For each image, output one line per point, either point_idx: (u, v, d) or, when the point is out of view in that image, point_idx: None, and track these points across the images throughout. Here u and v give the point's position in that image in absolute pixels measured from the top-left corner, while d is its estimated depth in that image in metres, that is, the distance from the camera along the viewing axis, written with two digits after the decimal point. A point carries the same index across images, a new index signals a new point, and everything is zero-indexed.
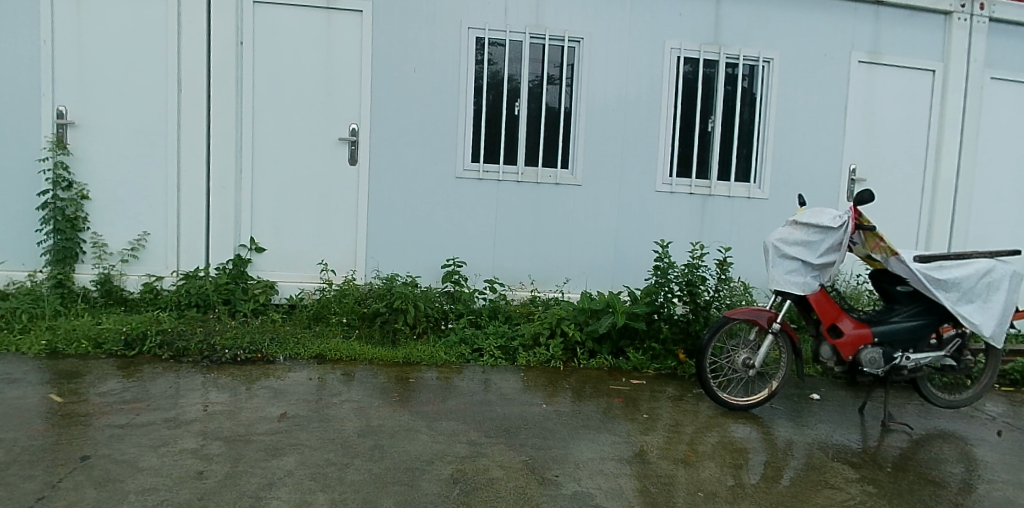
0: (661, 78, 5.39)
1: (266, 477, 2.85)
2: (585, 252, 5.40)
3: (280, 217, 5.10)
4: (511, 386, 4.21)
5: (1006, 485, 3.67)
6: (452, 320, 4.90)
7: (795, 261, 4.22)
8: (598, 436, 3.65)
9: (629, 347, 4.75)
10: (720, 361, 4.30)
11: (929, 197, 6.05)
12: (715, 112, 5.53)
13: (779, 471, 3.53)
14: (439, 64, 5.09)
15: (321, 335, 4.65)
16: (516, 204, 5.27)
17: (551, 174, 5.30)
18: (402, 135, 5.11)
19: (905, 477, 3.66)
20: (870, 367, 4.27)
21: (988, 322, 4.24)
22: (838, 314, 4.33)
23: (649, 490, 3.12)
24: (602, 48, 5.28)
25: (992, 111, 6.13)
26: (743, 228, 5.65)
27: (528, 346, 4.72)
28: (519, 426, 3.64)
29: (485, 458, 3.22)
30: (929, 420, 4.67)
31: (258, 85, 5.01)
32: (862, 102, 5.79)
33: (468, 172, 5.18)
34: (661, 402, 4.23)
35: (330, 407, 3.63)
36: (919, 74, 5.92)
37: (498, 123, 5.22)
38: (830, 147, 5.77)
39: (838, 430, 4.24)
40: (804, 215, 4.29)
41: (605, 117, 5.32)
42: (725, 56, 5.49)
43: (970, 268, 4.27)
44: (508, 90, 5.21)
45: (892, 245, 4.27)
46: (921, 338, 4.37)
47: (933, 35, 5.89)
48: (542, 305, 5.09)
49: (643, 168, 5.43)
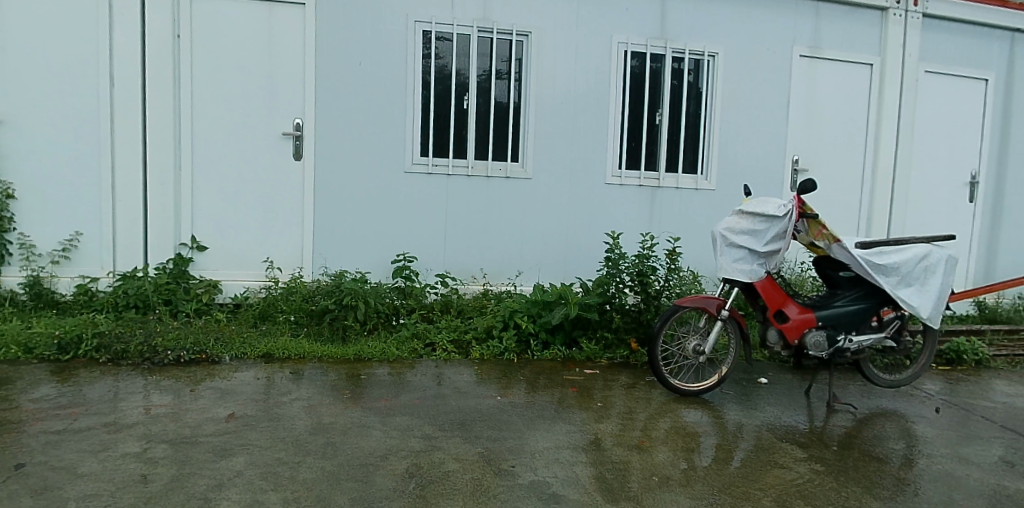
0: (609, 72, 5.44)
1: (214, 478, 2.76)
2: (536, 245, 5.41)
3: (224, 216, 4.97)
4: (465, 380, 4.18)
5: (944, 459, 3.83)
6: (404, 316, 4.84)
7: (742, 249, 4.31)
8: (553, 426, 3.65)
9: (582, 337, 4.77)
10: (671, 349, 4.36)
11: (869, 186, 6.26)
12: (663, 105, 5.61)
13: (730, 453, 3.60)
14: (386, 58, 5.04)
15: (268, 334, 4.55)
16: (466, 199, 5.25)
17: (501, 167, 5.29)
18: (349, 130, 5.03)
19: (850, 455, 3.77)
20: (815, 350, 4.40)
21: (925, 304, 4.41)
22: (784, 300, 4.43)
23: (604, 477, 3.14)
24: (550, 42, 5.30)
25: (925, 104, 6.42)
26: (692, 219, 5.75)
27: (481, 339, 4.71)
28: (474, 419, 3.61)
29: (440, 451, 3.19)
30: (871, 399, 4.83)
31: (199, 81, 4.87)
32: (803, 95, 5.96)
33: (418, 166, 5.15)
34: (615, 390, 4.27)
35: (279, 406, 3.55)
36: (857, 68, 6.12)
37: (447, 118, 5.20)
38: (774, 138, 5.92)
39: (785, 412, 4.34)
40: (750, 205, 4.39)
41: (554, 112, 5.35)
42: (671, 50, 5.57)
43: (908, 252, 4.44)
44: (456, 85, 5.18)
45: (834, 232, 4.39)
46: (864, 321, 4.51)
47: (870, 30, 6.11)
48: (494, 299, 5.08)
49: (592, 161, 5.47)
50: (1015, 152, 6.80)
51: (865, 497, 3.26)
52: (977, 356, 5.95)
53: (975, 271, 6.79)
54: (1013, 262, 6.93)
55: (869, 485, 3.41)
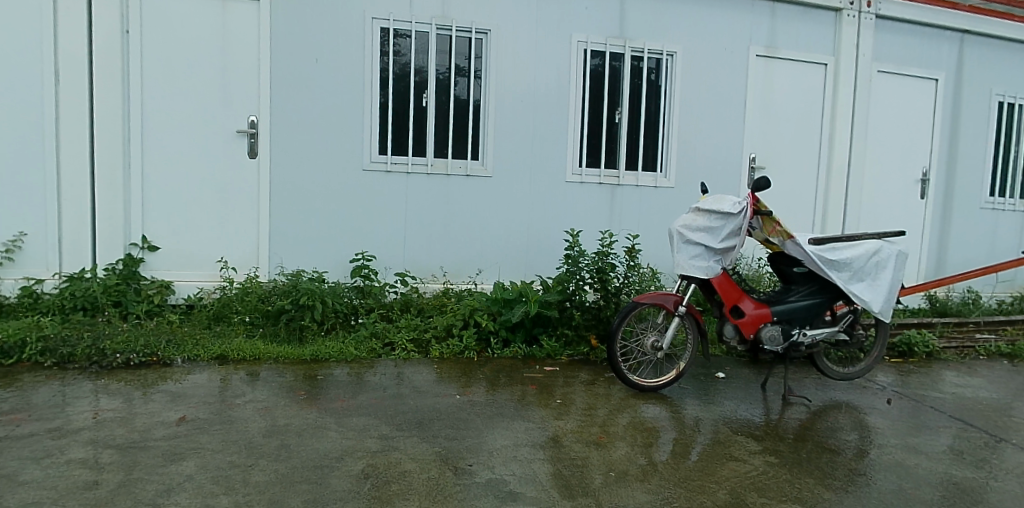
0: (568, 71, 5.46)
1: (164, 483, 2.71)
2: (497, 243, 5.41)
3: (177, 216, 4.87)
4: (424, 379, 4.17)
5: (894, 449, 3.94)
6: (363, 315, 4.80)
7: (699, 246, 4.37)
8: (512, 424, 3.66)
9: (542, 335, 4.78)
10: (630, 345, 4.40)
11: (824, 183, 6.40)
12: (622, 103, 5.65)
13: (688, 447, 3.66)
14: (343, 55, 4.99)
15: (222, 335, 4.48)
16: (427, 197, 5.23)
17: (461, 165, 5.28)
18: (306, 128, 4.98)
19: (804, 447, 3.86)
20: (770, 344, 4.48)
21: (876, 298, 4.53)
22: (739, 295, 4.51)
23: (562, 473, 3.16)
24: (509, 40, 5.30)
25: (877, 103, 6.59)
26: (651, 216, 5.81)
27: (441, 338, 4.69)
28: (433, 419, 3.60)
29: (398, 451, 3.17)
30: (825, 391, 4.95)
31: (149, 77, 4.76)
32: (759, 94, 6.06)
33: (376, 164, 5.11)
34: (575, 387, 4.30)
35: (233, 408, 3.49)
36: (813, 68, 6.25)
37: (407, 116, 5.17)
38: (732, 137, 6.01)
39: (742, 406, 4.42)
40: (706, 202, 4.42)
41: (514, 110, 5.35)
42: (630, 49, 5.62)
43: (859, 248, 4.55)
44: (415, 83, 5.15)
45: (787, 229, 4.47)
46: (817, 315, 4.61)
47: (824, 30, 6.24)
48: (455, 297, 5.07)
49: (552, 159, 5.49)
50: (964, 150, 7.02)
51: (817, 487, 3.33)
52: (928, 348, 6.13)
53: (926, 265, 6.99)
54: (962, 256, 7.16)
55: (822, 475, 3.49)
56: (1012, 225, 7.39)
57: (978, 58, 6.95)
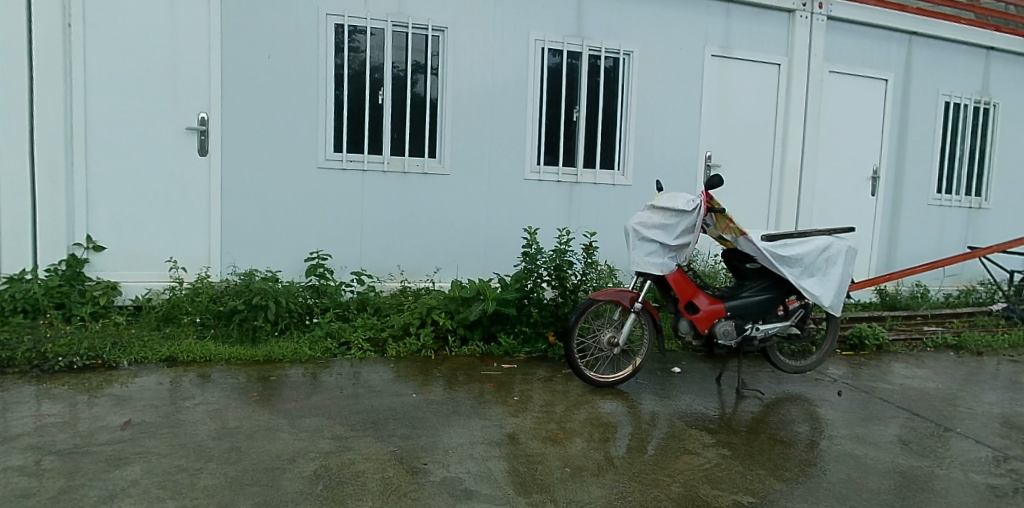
0: (526, 69, 5.47)
1: (107, 489, 2.64)
2: (455, 240, 5.40)
3: (124, 214, 4.75)
4: (380, 378, 4.14)
5: (844, 439, 4.05)
6: (318, 315, 4.75)
7: (654, 243, 4.42)
8: (468, 422, 3.66)
9: (500, 332, 4.80)
10: (587, 341, 4.44)
11: (778, 181, 6.53)
12: (580, 101, 5.68)
13: (643, 441, 3.71)
14: (296, 51, 4.92)
15: (171, 337, 4.38)
16: (384, 195, 5.19)
17: (418, 162, 5.26)
18: (259, 125, 4.90)
19: (757, 439, 3.95)
20: (724, 339, 4.56)
21: (827, 293, 4.66)
22: (694, 291, 4.57)
23: (518, 470, 3.17)
24: (467, 38, 5.29)
25: (829, 102, 6.75)
26: (609, 214, 5.86)
27: (397, 336, 4.66)
28: (388, 418, 3.57)
29: (352, 451, 3.14)
30: (779, 384, 5.06)
31: (93, 72, 4.63)
32: (715, 93, 6.16)
33: (331, 161, 5.05)
34: (533, 384, 4.31)
35: (182, 411, 3.42)
36: (767, 68, 6.37)
37: (363, 113, 5.12)
38: (688, 135, 6.10)
39: (697, 400, 4.50)
40: (661, 200, 4.51)
41: (471, 107, 5.34)
42: (587, 48, 5.65)
43: (811, 244, 4.66)
44: (371, 80, 5.11)
45: (740, 226, 4.55)
46: (769, 310, 4.71)
47: (778, 31, 6.36)
48: (412, 295, 5.05)
49: (510, 157, 5.50)
50: (912, 149, 7.24)
51: (768, 478, 3.41)
52: (878, 341, 6.31)
53: (876, 261, 7.20)
54: (910, 251, 7.38)
55: (773, 467, 3.57)
56: (957, 221, 7.65)
57: (925, 60, 7.17)
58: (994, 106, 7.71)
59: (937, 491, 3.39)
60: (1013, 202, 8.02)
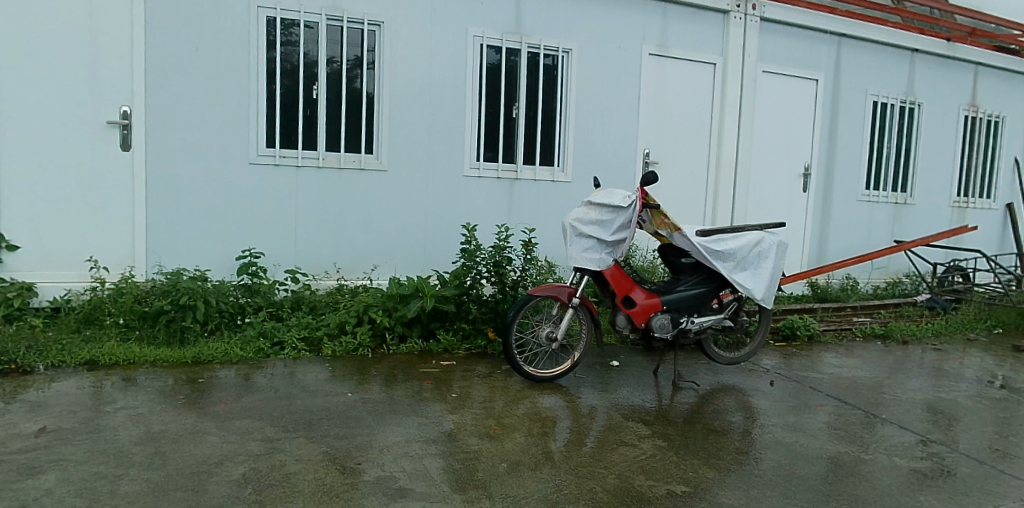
0: (464, 66, 5.46)
1: (17, 499, 2.52)
2: (393, 237, 5.35)
3: (41, 212, 4.54)
4: (315, 378, 4.08)
5: (775, 427, 4.18)
6: (250, 314, 4.62)
7: (591, 239, 4.48)
8: (404, 420, 3.63)
9: (439, 329, 4.78)
10: (526, 336, 4.46)
11: (714, 178, 6.69)
12: (519, 98, 5.70)
13: (582, 435, 3.75)
14: (225, 44, 4.78)
15: (92, 340, 4.21)
16: (320, 192, 5.11)
17: (355, 159, 5.19)
18: (187, 119, 4.75)
19: (692, 429, 4.04)
20: (660, 332, 4.64)
21: (759, 286, 4.78)
22: (631, 286, 4.64)
23: (453, 467, 3.16)
24: (404, 33, 5.24)
25: (762, 101, 6.95)
26: (548, 210, 5.90)
27: (333, 335, 4.59)
28: (322, 418, 3.52)
29: (282, 453, 3.08)
30: (715, 375, 5.19)
31: (6, 62, 4.41)
32: (652, 90, 6.27)
33: (264, 157, 4.94)
34: (472, 380, 4.31)
35: (102, 416, 3.29)
36: (703, 67, 6.52)
37: (296, 108, 5.02)
38: (626, 132, 6.19)
39: (635, 392, 4.58)
40: (598, 197, 4.57)
41: (409, 103, 5.30)
42: (526, 44, 5.67)
43: (743, 239, 4.79)
44: (305, 74, 5.01)
45: (675, 221, 4.64)
46: (704, 303, 4.82)
47: (713, 31, 6.52)
48: (349, 293, 4.98)
49: (449, 153, 5.48)
50: (841, 146, 7.52)
51: (702, 468, 3.49)
52: (809, 331, 6.54)
53: (809, 254, 7.46)
54: (840, 245, 7.68)
55: (707, 456, 3.65)
56: (885, 216, 7.99)
57: (853, 60, 7.46)
58: (919, 106, 8.07)
59: (861, 476, 3.53)
60: (936, 198, 8.42)
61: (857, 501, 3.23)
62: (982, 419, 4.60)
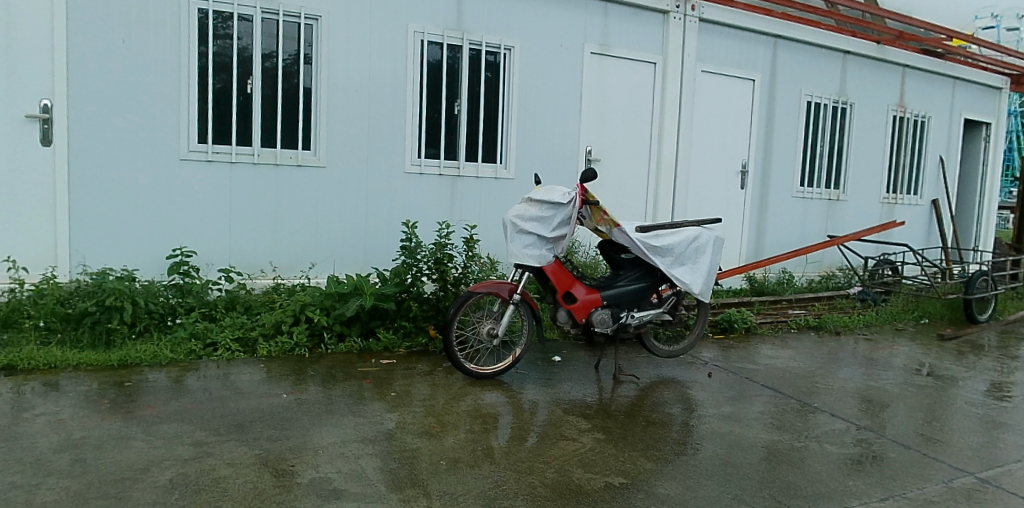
0: (404, 61, 5.41)
1: None
2: (332, 235, 5.29)
3: None
4: (250, 379, 3.99)
5: (712, 418, 4.29)
6: (182, 315, 4.49)
7: (532, 236, 4.49)
8: (342, 420, 3.59)
9: (379, 328, 4.74)
10: (467, 333, 4.46)
11: (655, 175, 6.81)
12: (461, 95, 5.68)
13: (523, 430, 3.78)
14: (153, 36, 4.62)
15: (10, 344, 4.02)
16: (256, 189, 5.00)
17: (291, 154, 5.09)
18: (112, 114, 4.57)
19: (632, 422, 4.11)
20: (601, 327, 4.71)
21: (697, 281, 4.90)
22: (571, 282, 4.69)
23: (391, 466, 3.14)
24: (343, 27, 5.17)
25: (701, 100, 7.11)
26: (491, 207, 5.91)
27: (269, 335, 4.51)
28: (255, 420, 3.45)
29: (212, 457, 3.00)
30: (655, 369, 5.30)
31: None
32: (594, 89, 6.34)
33: (195, 153, 4.80)
34: (413, 378, 4.30)
35: (20, 423, 3.16)
36: (644, 66, 6.62)
37: (230, 103, 4.89)
38: (569, 129, 6.24)
39: (576, 387, 4.63)
40: (537, 193, 4.58)
41: (348, 99, 5.24)
42: (467, 41, 5.65)
43: (681, 235, 4.90)
44: (239, 68, 4.89)
45: (614, 218, 4.71)
46: (643, 298, 4.91)
47: (654, 31, 6.64)
48: (286, 292, 4.89)
49: (389, 149, 5.43)
50: (777, 144, 7.76)
51: (640, 459, 3.56)
52: (746, 324, 6.73)
53: (746, 249, 7.68)
54: (776, 240, 7.93)
55: (645, 448, 3.73)
56: (819, 212, 8.28)
57: (788, 61, 7.70)
58: (850, 106, 8.39)
59: (792, 464, 3.65)
60: (866, 195, 8.78)
61: (789, 487, 3.35)
62: (908, 406, 4.82)
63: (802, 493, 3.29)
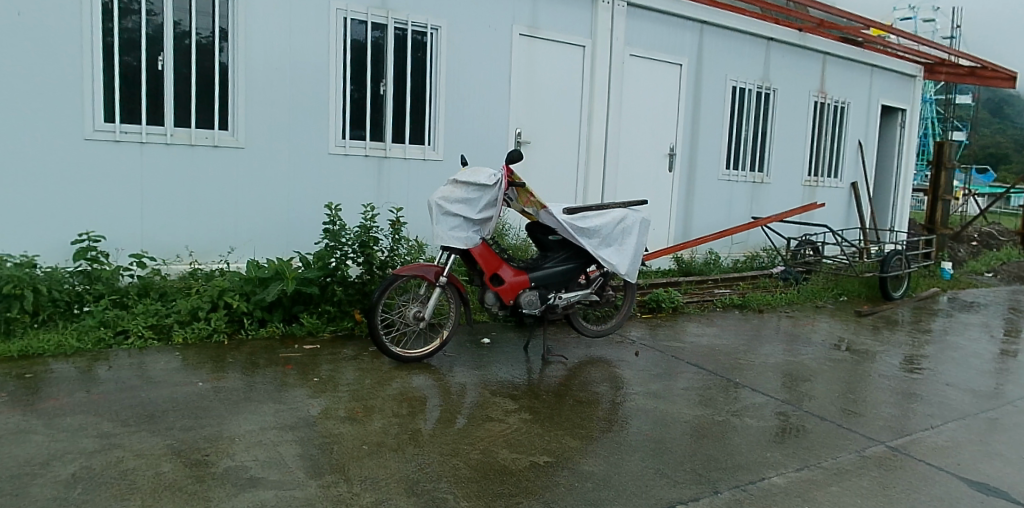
0: (326, 40, 5.28)
1: None
2: (253, 219, 5.14)
3: None
4: (165, 367, 3.86)
5: (638, 396, 4.40)
6: (90, 303, 4.30)
7: (458, 218, 4.48)
8: (261, 407, 3.51)
9: (303, 313, 4.68)
10: (392, 317, 4.43)
11: (585, 158, 6.88)
12: (386, 75, 5.59)
13: (450, 413, 3.78)
14: (50, 7, 4.34)
15: None
16: (170, 171, 4.80)
17: (207, 135, 4.91)
18: (6, 89, 4.29)
19: (560, 402, 4.18)
20: (528, 308, 4.75)
21: (623, 261, 4.99)
22: (498, 263, 4.70)
23: (310, 453, 3.09)
24: (261, 3, 4.99)
25: (630, 84, 7.21)
26: (419, 189, 5.86)
27: (185, 322, 4.37)
28: (168, 410, 3.34)
29: (119, 449, 2.89)
30: (584, 348, 5.39)
31: None
32: (523, 71, 6.34)
33: (101, 132, 4.57)
34: (337, 363, 4.24)
35: None
36: (573, 49, 6.66)
37: (138, 80, 4.67)
38: (498, 111, 6.23)
39: (505, 368, 4.67)
40: (463, 175, 4.57)
41: (268, 78, 5.08)
42: (392, 20, 5.55)
43: (608, 216, 4.97)
44: (148, 44, 4.67)
45: (541, 200, 4.74)
46: (571, 279, 4.98)
47: (583, 15, 6.67)
48: (203, 278, 4.74)
49: (311, 129, 5.30)
50: (704, 128, 7.96)
51: (565, 438, 3.63)
52: (673, 304, 6.92)
53: (674, 231, 7.87)
54: (703, 222, 8.15)
55: (571, 427, 3.80)
56: (743, 194, 8.56)
57: (713, 47, 7.88)
58: (773, 92, 8.67)
59: (713, 438, 3.79)
60: (788, 178, 9.11)
61: (710, 460, 3.47)
62: (825, 380, 5.07)
63: (722, 466, 3.42)
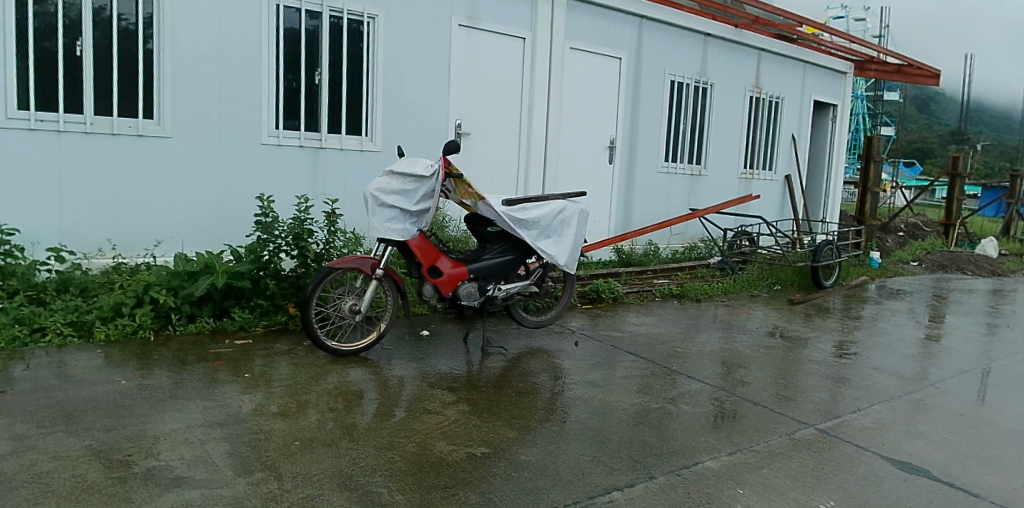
0: (258, 27, 5.14)
1: None
2: (181, 211, 4.98)
3: None
4: (86, 365, 3.71)
5: (577, 386, 4.46)
6: (3, 299, 4.10)
7: (394, 209, 4.43)
8: (189, 405, 3.42)
9: (234, 307, 4.57)
10: (327, 310, 4.37)
11: (526, 149, 6.90)
12: (321, 64, 5.48)
13: (387, 406, 3.76)
14: None
15: None
16: (91, 161, 4.60)
17: (130, 123, 4.72)
18: None
19: (499, 393, 4.20)
20: (467, 300, 4.75)
21: (562, 252, 5.03)
22: (436, 255, 4.68)
23: (240, 450, 3.02)
24: None
25: (570, 76, 7.27)
26: (357, 180, 5.78)
27: (107, 319, 4.21)
28: (88, 409, 3.22)
29: (33, 451, 2.77)
30: (524, 339, 5.42)
31: None
32: (462, 62, 6.31)
33: (14, 120, 4.34)
34: (271, 358, 4.16)
35: None
36: (513, 41, 6.66)
37: (55, 65, 4.45)
38: (438, 102, 6.19)
39: (444, 360, 4.66)
40: (399, 166, 4.52)
41: (197, 65, 4.92)
42: (327, 8, 5.44)
43: (546, 208, 5.00)
44: (64, 28, 4.45)
45: (479, 191, 4.74)
46: (510, 270, 5.00)
47: (523, 7, 6.68)
48: (127, 272, 4.58)
49: (243, 119, 5.16)
50: (643, 121, 8.10)
51: (503, 428, 3.65)
52: (614, 294, 7.02)
53: (615, 222, 7.99)
54: (643, 213, 8.30)
55: (509, 417, 3.82)
56: (682, 186, 8.75)
57: (652, 42, 8.01)
58: (710, 86, 8.87)
59: (649, 425, 3.88)
60: (725, 170, 9.35)
61: (645, 447, 3.56)
62: (759, 366, 5.25)
63: (656, 452, 3.51)
